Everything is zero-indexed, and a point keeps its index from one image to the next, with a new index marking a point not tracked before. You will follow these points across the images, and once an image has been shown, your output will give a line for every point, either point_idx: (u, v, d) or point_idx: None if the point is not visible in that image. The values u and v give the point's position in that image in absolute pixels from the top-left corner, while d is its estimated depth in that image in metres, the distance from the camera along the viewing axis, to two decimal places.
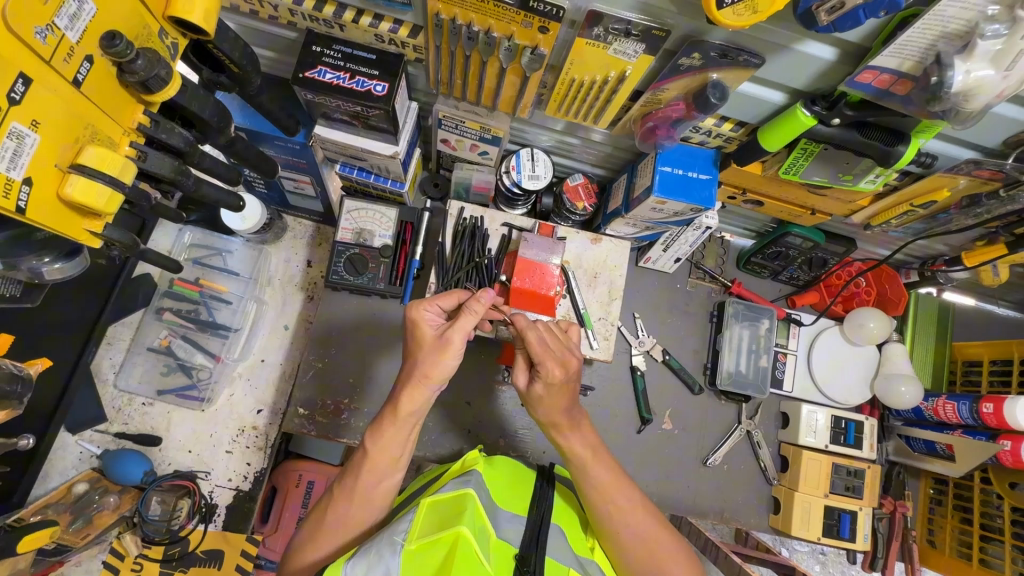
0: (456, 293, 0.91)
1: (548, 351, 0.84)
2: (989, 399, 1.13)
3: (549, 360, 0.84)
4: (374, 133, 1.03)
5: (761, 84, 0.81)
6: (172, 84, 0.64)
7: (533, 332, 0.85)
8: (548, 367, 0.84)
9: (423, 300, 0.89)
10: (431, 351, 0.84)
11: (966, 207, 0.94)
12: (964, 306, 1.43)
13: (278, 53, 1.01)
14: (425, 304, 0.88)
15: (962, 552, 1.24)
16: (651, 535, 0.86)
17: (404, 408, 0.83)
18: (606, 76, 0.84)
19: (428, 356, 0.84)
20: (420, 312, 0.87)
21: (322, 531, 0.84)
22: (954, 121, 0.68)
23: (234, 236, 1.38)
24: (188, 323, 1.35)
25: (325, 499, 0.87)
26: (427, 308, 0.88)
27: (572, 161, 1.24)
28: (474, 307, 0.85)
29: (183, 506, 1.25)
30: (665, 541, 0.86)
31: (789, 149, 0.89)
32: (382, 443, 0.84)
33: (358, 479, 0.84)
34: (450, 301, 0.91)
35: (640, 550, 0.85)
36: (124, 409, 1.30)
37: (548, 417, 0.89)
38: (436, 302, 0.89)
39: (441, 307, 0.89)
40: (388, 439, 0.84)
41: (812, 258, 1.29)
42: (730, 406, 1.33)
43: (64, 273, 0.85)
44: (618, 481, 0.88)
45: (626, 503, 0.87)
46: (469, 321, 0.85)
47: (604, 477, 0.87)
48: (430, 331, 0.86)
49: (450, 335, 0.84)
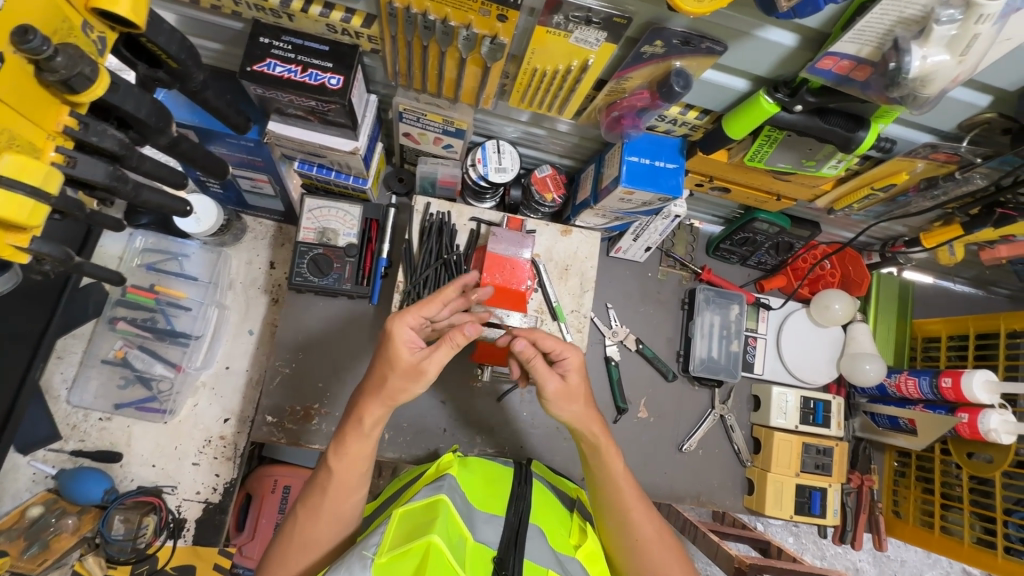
0: (437, 300, 0.84)
1: (566, 342, 0.87)
2: (948, 373, 1.17)
3: (571, 349, 0.87)
4: (331, 128, 0.99)
5: (725, 71, 0.80)
6: (98, 84, 0.59)
7: (549, 340, 0.86)
8: (572, 353, 0.88)
9: (405, 313, 0.82)
10: (404, 374, 0.80)
11: (925, 189, 0.96)
12: (922, 284, 1.47)
13: (225, 44, 0.95)
14: (408, 318, 0.81)
15: (925, 521, 1.29)
16: (663, 551, 0.88)
17: (365, 422, 0.82)
18: (569, 65, 0.82)
19: (398, 380, 0.81)
20: (400, 326, 0.80)
21: (300, 554, 0.82)
22: (912, 107, 0.68)
23: (190, 239, 1.32)
24: (145, 332, 1.28)
25: (292, 520, 0.84)
26: (410, 323, 0.81)
27: (540, 153, 1.22)
28: (456, 339, 0.80)
29: (148, 523, 1.22)
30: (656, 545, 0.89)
31: (754, 137, 0.89)
32: (347, 457, 0.83)
33: (325, 498, 0.83)
34: (433, 310, 0.84)
35: (630, 536, 0.89)
36: (80, 425, 1.24)
37: (576, 414, 0.89)
38: (415, 313, 0.82)
39: (420, 316, 0.83)
40: (351, 454, 0.83)
41: (779, 242, 1.30)
42: (703, 391, 1.35)
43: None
44: (636, 492, 0.91)
45: (631, 497, 0.90)
46: (446, 351, 0.81)
47: (620, 472, 0.91)
48: (408, 354, 0.80)
49: (426, 363, 0.80)
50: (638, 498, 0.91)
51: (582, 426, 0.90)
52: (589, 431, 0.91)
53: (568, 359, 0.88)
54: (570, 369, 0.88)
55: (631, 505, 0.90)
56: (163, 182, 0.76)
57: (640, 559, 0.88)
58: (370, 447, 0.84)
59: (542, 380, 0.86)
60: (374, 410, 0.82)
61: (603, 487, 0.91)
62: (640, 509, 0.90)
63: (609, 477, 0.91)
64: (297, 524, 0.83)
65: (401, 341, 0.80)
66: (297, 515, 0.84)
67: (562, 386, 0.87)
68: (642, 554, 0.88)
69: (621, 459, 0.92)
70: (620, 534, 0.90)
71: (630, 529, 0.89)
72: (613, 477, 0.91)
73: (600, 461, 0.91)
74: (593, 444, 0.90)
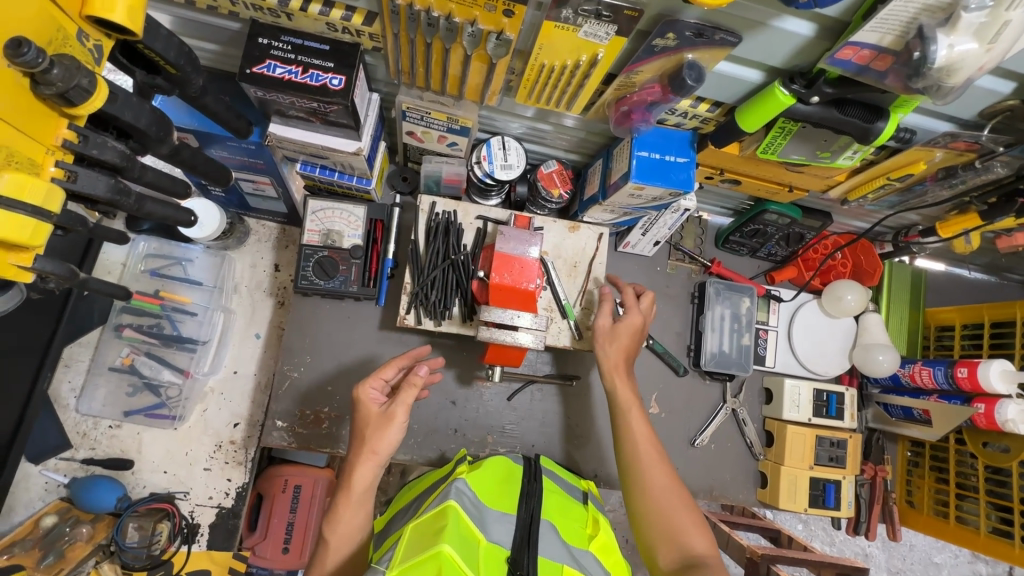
0: (394, 364, 0.95)
1: (637, 304, 1.07)
2: (964, 363, 1.15)
3: (637, 310, 1.06)
4: (334, 129, 0.97)
5: (738, 63, 0.77)
6: (97, 95, 0.57)
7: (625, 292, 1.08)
8: (634, 313, 1.05)
9: (368, 378, 0.92)
10: (376, 425, 0.87)
11: (943, 178, 0.94)
12: (935, 272, 1.45)
13: (223, 45, 0.93)
14: (369, 382, 0.91)
15: (939, 511, 1.28)
16: (685, 518, 0.88)
17: (356, 487, 0.85)
18: (577, 60, 0.79)
19: (373, 430, 0.87)
20: (364, 389, 0.90)
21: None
22: (934, 97, 0.66)
23: (193, 243, 1.30)
24: (151, 339, 1.27)
25: None
26: (372, 386, 0.91)
27: (545, 148, 1.20)
28: (413, 381, 0.89)
29: (162, 530, 1.20)
30: (676, 502, 0.90)
31: (767, 129, 0.87)
32: (343, 515, 0.85)
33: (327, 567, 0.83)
34: (392, 373, 0.94)
35: (652, 492, 0.90)
36: (90, 433, 1.24)
37: (608, 357, 1.02)
38: (376, 378, 0.92)
39: (383, 380, 0.92)
40: (346, 520, 0.85)
41: (790, 233, 1.28)
42: (714, 385, 1.34)
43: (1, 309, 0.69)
44: (656, 456, 0.94)
45: (652, 457, 0.93)
46: (410, 394, 0.88)
47: (640, 428, 0.96)
48: (374, 407, 0.89)
49: (393, 408, 0.87)
50: (659, 462, 0.93)
51: (610, 373, 1.02)
52: (616, 392, 1.01)
53: (629, 317, 1.05)
54: (625, 321, 1.04)
55: (650, 465, 0.93)
56: (165, 193, 0.76)
57: (660, 517, 0.88)
58: (362, 517, 0.86)
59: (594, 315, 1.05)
60: (364, 470, 0.85)
61: (626, 447, 0.95)
62: (660, 472, 0.92)
63: (631, 439, 0.96)
64: None
65: (366, 400, 0.89)
66: None
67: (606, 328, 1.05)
68: (665, 516, 0.88)
69: (643, 421, 0.97)
70: (643, 501, 0.90)
71: (650, 490, 0.91)
72: (632, 433, 0.96)
73: (625, 423, 0.97)
74: (620, 404, 0.99)
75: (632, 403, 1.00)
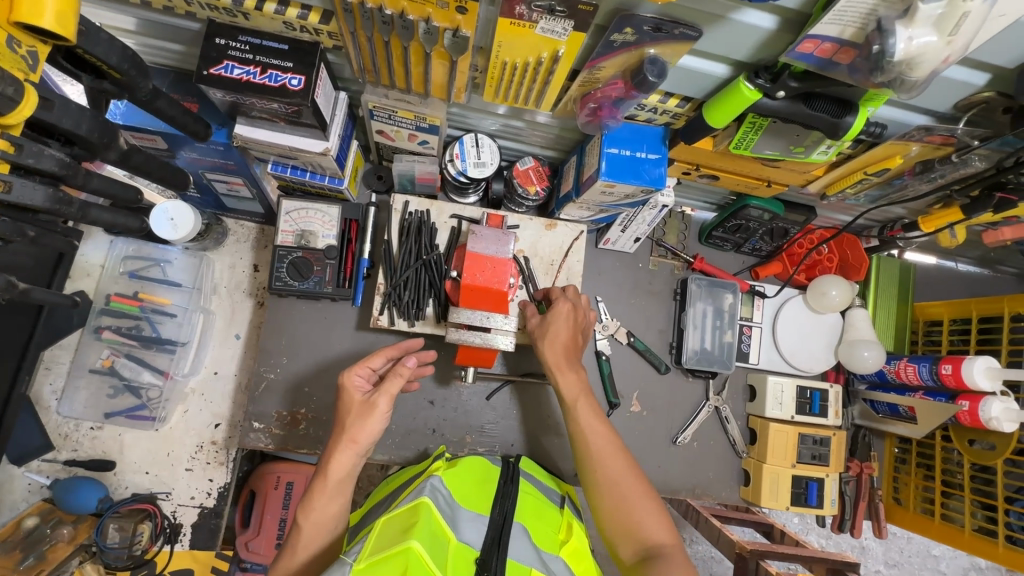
0: (383, 352, 0.93)
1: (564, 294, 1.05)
2: (948, 360, 1.13)
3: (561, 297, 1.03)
4: (300, 129, 0.95)
5: (702, 57, 0.75)
6: (26, 104, 0.56)
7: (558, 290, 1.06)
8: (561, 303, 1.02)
9: (355, 364, 0.90)
10: (358, 415, 0.85)
11: (921, 172, 0.90)
12: (926, 265, 1.42)
13: (185, 46, 0.92)
14: (356, 368, 0.89)
15: (925, 508, 1.27)
16: (646, 509, 0.85)
17: (333, 476, 0.82)
18: (537, 57, 0.77)
19: (354, 420, 0.84)
20: (349, 376, 0.88)
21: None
22: (899, 91, 0.64)
23: (171, 245, 1.30)
24: (131, 341, 1.27)
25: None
26: (358, 373, 0.89)
27: (521, 145, 1.18)
28: (400, 370, 0.87)
29: (144, 530, 1.22)
30: (637, 494, 0.86)
31: (738, 123, 0.85)
32: (317, 505, 0.81)
33: (298, 555, 0.81)
34: (380, 362, 0.92)
35: (610, 486, 0.87)
36: (72, 435, 1.25)
37: (550, 355, 0.99)
38: (363, 365, 0.90)
39: (371, 368, 0.91)
40: (319, 509, 0.81)
41: (774, 228, 1.25)
42: (697, 383, 1.33)
43: None
44: (615, 448, 0.91)
45: (607, 451, 0.90)
46: (396, 383, 0.86)
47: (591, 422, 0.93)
48: (358, 395, 0.87)
49: (377, 398, 0.85)
50: (619, 454, 0.90)
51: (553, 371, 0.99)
52: (563, 387, 0.97)
53: (555, 307, 1.02)
54: (557, 315, 1.02)
55: (607, 459, 0.89)
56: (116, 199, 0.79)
57: (621, 509, 0.85)
58: (338, 506, 0.83)
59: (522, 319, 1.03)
60: (341, 458, 0.82)
61: (580, 443, 0.92)
62: (618, 465, 0.89)
63: (584, 435, 0.92)
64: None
65: (350, 386, 0.87)
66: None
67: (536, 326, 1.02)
68: (624, 509, 0.85)
69: (597, 415, 0.94)
70: (602, 496, 0.87)
71: (607, 484, 0.87)
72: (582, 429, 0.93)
73: (574, 419, 0.94)
74: (568, 400, 0.96)
75: (584, 395, 0.96)
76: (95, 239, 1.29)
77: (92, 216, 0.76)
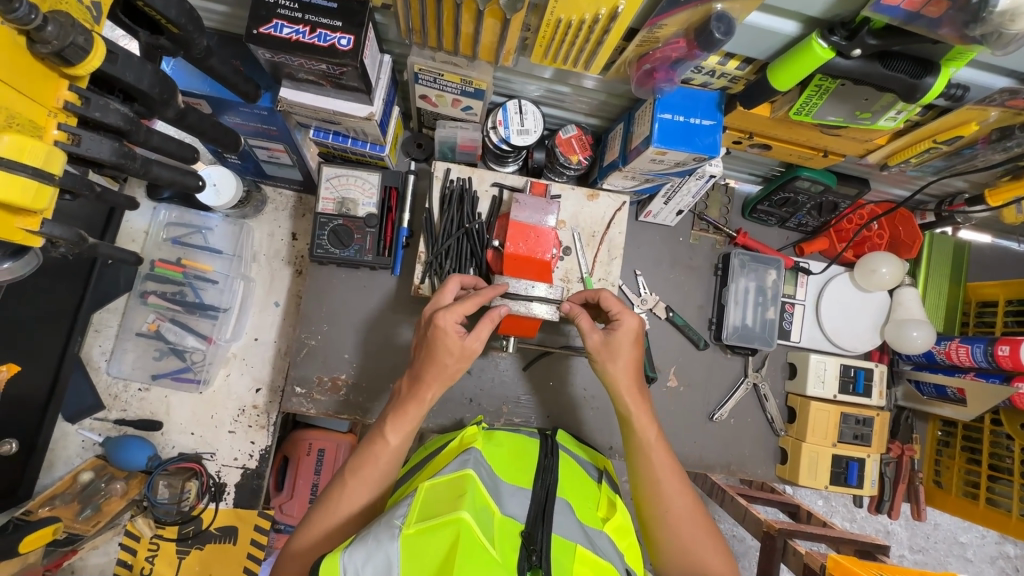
0: (475, 298, 0.88)
1: (625, 307, 0.96)
2: (1005, 341, 1.08)
3: (628, 314, 0.94)
4: (345, 92, 0.94)
5: (772, 13, 0.71)
6: (94, 53, 0.58)
7: (611, 299, 0.96)
8: (627, 318, 0.94)
9: (448, 308, 0.86)
10: (458, 358, 0.87)
11: (996, 140, 0.86)
12: (979, 244, 1.37)
13: (231, 8, 0.91)
14: (451, 315, 0.86)
15: (968, 492, 1.24)
16: (693, 529, 0.89)
17: (427, 402, 0.89)
18: (596, 14, 0.74)
19: (455, 363, 0.88)
20: (447, 323, 0.85)
21: (336, 519, 0.84)
22: (993, 47, 0.63)
23: (212, 212, 1.31)
24: (175, 306, 1.30)
25: (338, 484, 0.87)
26: (452, 316, 0.86)
27: (564, 112, 1.15)
28: (494, 317, 0.89)
29: (191, 488, 1.26)
30: (694, 528, 0.89)
31: (802, 87, 0.81)
32: (403, 432, 0.88)
33: (375, 469, 0.87)
34: (471, 305, 0.88)
35: (664, 510, 0.90)
36: (121, 395, 1.29)
37: (613, 373, 0.93)
38: (457, 309, 0.87)
39: (464, 314, 0.88)
40: (406, 423, 0.88)
41: (823, 202, 1.21)
42: (736, 359, 1.31)
43: (13, 276, 0.69)
44: (670, 467, 0.92)
45: (676, 488, 0.91)
46: (488, 329, 0.88)
47: (652, 441, 0.93)
48: (459, 341, 0.86)
49: (477, 344, 0.87)
50: (672, 473, 0.92)
51: (618, 392, 0.94)
52: (623, 401, 0.94)
53: (623, 323, 0.94)
54: (622, 331, 0.93)
55: (661, 476, 0.91)
56: (173, 158, 0.80)
57: (670, 534, 0.89)
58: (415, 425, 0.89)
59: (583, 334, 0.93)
60: (434, 391, 0.88)
61: (634, 454, 0.94)
62: (672, 484, 0.91)
63: (642, 450, 0.93)
64: (343, 490, 0.86)
65: (448, 332, 0.86)
66: (345, 482, 0.86)
67: (601, 343, 0.93)
68: (670, 525, 0.89)
69: (653, 430, 0.94)
70: (649, 505, 0.91)
71: (659, 500, 0.91)
72: (646, 447, 0.93)
73: (633, 433, 0.94)
74: (625, 413, 0.94)
75: (643, 408, 0.94)
76: (139, 207, 1.31)
77: (151, 174, 0.77)
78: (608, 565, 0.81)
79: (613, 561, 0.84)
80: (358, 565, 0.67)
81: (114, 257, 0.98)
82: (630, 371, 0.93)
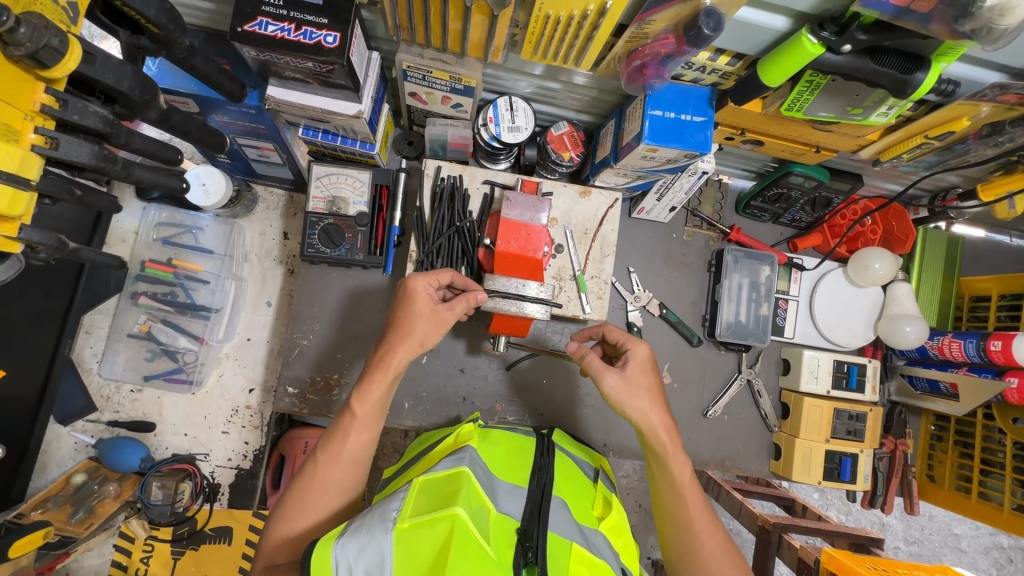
0: (445, 273, 0.93)
1: (631, 336, 0.96)
2: (998, 336, 1.09)
3: (636, 342, 0.94)
4: (333, 90, 0.93)
5: (762, 8, 0.70)
6: (70, 56, 0.58)
7: (616, 331, 0.97)
8: (635, 347, 0.94)
9: (423, 273, 0.92)
10: (427, 322, 0.89)
11: (987, 136, 0.86)
12: (973, 238, 1.37)
13: (216, 5, 0.89)
14: (425, 279, 0.90)
15: (960, 486, 1.24)
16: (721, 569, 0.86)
17: (394, 364, 0.87)
18: (585, 9, 0.74)
19: (426, 323, 0.89)
20: (420, 284, 0.90)
21: (314, 503, 0.84)
22: (984, 41, 0.63)
23: (202, 212, 1.30)
24: (166, 307, 1.29)
25: (311, 465, 0.86)
26: (428, 281, 0.91)
27: (555, 109, 1.14)
28: (473, 297, 0.92)
29: (185, 489, 1.26)
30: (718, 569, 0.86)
31: (793, 83, 0.80)
32: (369, 403, 0.87)
33: (346, 444, 0.86)
34: (447, 277, 0.93)
35: (687, 539, 0.88)
36: (113, 396, 1.29)
37: (647, 419, 0.89)
38: (431, 276, 0.92)
39: (438, 281, 0.92)
40: (371, 390, 0.87)
41: (816, 198, 1.20)
42: (730, 356, 1.30)
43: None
44: (702, 505, 0.90)
45: (706, 525, 0.88)
46: (461, 306, 0.92)
47: (683, 479, 0.90)
48: (427, 302, 0.90)
49: (445, 313, 0.90)
50: (705, 513, 0.89)
51: (652, 436, 0.90)
52: (657, 440, 0.90)
53: (634, 353, 0.93)
54: (632, 361, 0.93)
55: (693, 515, 0.89)
56: (156, 159, 0.80)
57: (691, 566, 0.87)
58: (380, 393, 0.87)
59: (598, 376, 0.90)
60: (401, 355, 0.88)
61: (663, 493, 0.91)
62: (704, 521, 0.89)
63: (673, 488, 0.90)
64: (316, 470, 0.85)
65: (422, 293, 0.89)
66: (316, 460, 0.86)
67: (625, 381, 0.90)
68: (700, 565, 0.87)
69: (688, 470, 0.91)
70: (678, 538, 0.89)
71: (689, 538, 0.88)
72: (679, 488, 0.90)
73: (665, 469, 0.90)
74: (658, 449, 0.91)
75: (674, 448, 0.90)
76: (129, 207, 1.30)
77: (135, 175, 0.78)
78: (604, 564, 0.81)
79: (609, 560, 0.84)
80: (350, 558, 0.68)
81: (98, 260, 0.97)
82: (658, 407, 0.91)
